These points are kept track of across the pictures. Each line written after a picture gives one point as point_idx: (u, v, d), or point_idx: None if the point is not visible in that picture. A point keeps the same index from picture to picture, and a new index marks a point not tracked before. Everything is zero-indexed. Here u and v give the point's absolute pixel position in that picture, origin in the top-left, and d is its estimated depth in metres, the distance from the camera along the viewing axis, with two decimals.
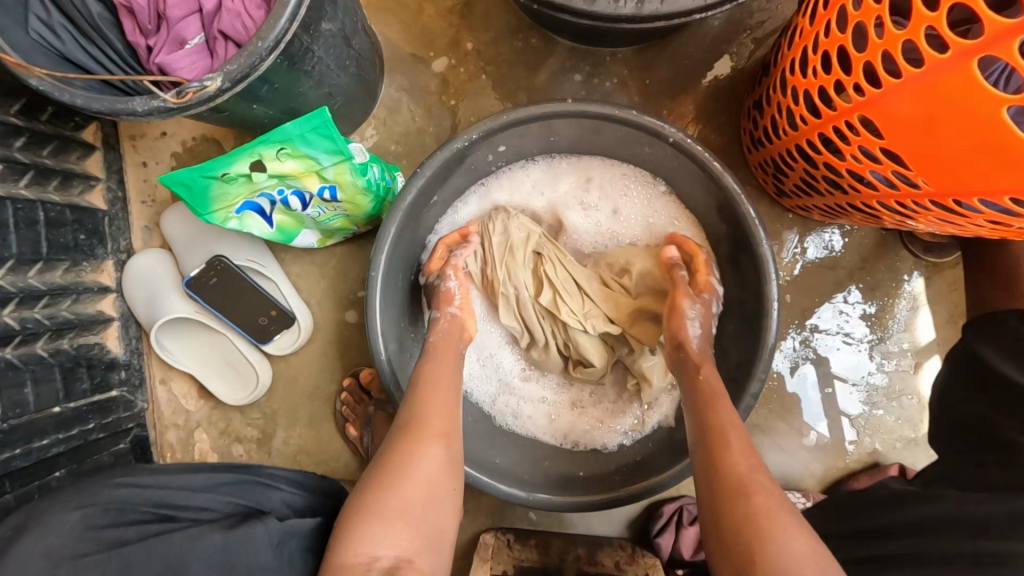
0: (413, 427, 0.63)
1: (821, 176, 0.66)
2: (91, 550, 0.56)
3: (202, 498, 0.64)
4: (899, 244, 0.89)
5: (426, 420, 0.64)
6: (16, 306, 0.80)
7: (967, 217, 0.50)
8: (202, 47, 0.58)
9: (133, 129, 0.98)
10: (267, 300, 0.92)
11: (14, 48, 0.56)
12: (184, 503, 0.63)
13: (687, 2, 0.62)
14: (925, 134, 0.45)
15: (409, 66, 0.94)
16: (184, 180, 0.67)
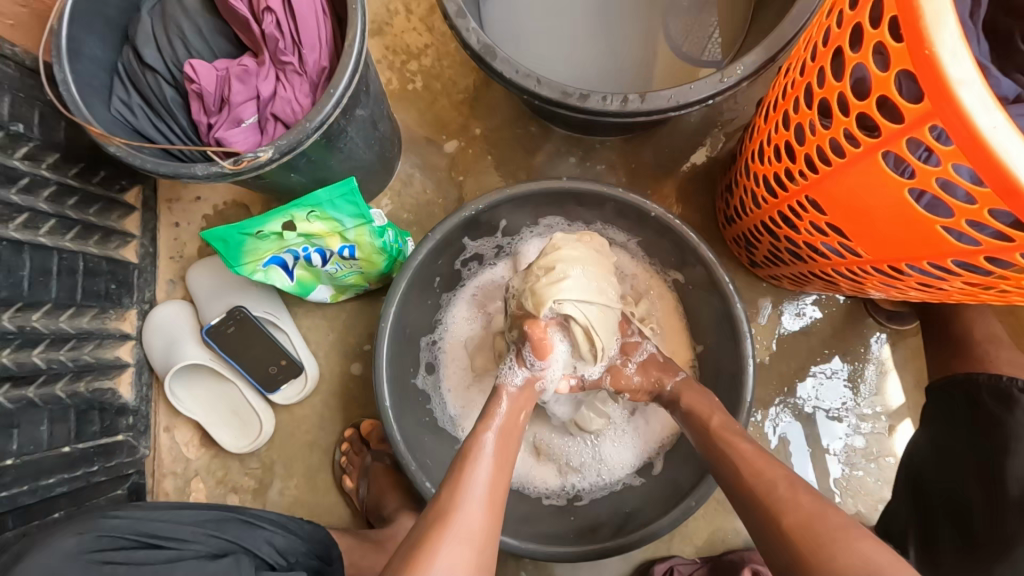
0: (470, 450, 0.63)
1: (784, 247, 0.76)
2: None
3: (185, 535, 0.65)
4: (865, 312, 0.98)
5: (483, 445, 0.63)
6: (45, 347, 0.86)
7: (900, 279, 0.58)
8: (255, 125, 0.68)
9: (170, 194, 1.08)
10: (280, 349, 0.98)
11: (95, 119, 0.66)
12: (172, 534, 0.64)
13: (661, 102, 0.75)
14: (849, 203, 0.54)
15: (423, 147, 1.07)
16: (222, 236, 0.75)
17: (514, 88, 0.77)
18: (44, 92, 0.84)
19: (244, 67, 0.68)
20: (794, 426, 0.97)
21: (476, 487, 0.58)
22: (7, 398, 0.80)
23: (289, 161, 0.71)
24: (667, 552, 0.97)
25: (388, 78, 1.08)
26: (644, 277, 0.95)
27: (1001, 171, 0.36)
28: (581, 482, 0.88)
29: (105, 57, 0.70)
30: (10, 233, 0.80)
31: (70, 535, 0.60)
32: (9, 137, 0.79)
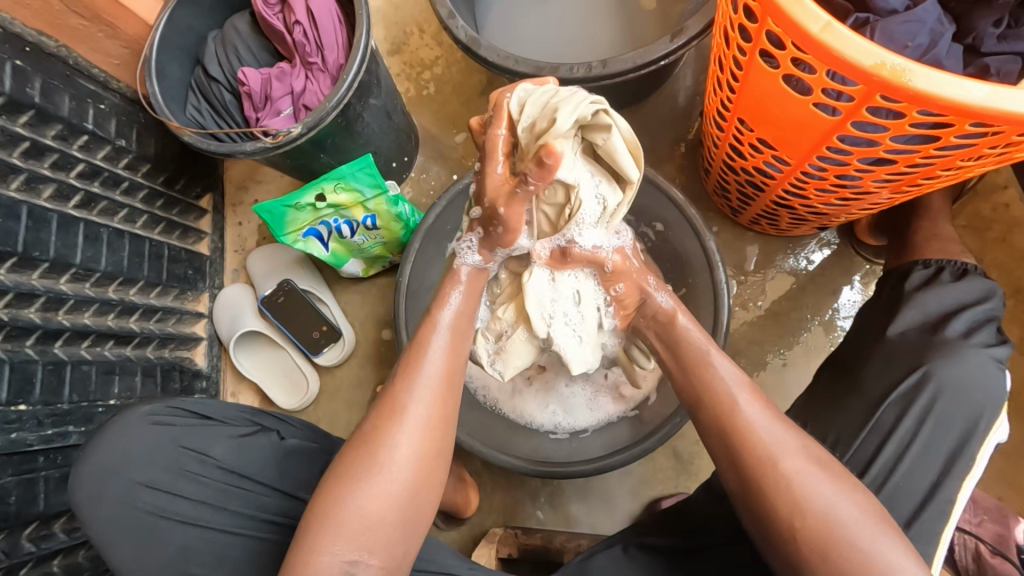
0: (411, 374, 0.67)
1: (744, 180, 0.85)
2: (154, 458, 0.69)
3: (229, 412, 0.75)
4: (853, 251, 1.03)
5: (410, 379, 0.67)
6: (139, 316, 1.07)
7: (831, 178, 0.65)
8: (291, 114, 0.87)
9: (235, 198, 1.30)
10: (321, 316, 1.14)
11: (176, 119, 0.87)
12: (219, 411, 0.74)
13: (621, 66, 0.87)
14: (771, 119, 0.61)
15: (438, 142, 1.24)
16: (269, 209, 0.94)
17: (498, 69, 0.92)
18: (140, 116, 1.08)
19: (282, 70, 0.88)
20: (790, 364, 1.02)
21: (415, 417, 0.65)
22: (111, 353, 1.00)
23: (317, 142, 0.89)
24: (674, 490, 1.02)
25: (407, 88, 1.27)
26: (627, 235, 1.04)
27: (853, 67, 0.42)
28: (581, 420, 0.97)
29: (183, 76, 0.92)
30: (114, 223, 1.02)
31: (139, 402, 0.71)
32: (115, 150, 1.03)
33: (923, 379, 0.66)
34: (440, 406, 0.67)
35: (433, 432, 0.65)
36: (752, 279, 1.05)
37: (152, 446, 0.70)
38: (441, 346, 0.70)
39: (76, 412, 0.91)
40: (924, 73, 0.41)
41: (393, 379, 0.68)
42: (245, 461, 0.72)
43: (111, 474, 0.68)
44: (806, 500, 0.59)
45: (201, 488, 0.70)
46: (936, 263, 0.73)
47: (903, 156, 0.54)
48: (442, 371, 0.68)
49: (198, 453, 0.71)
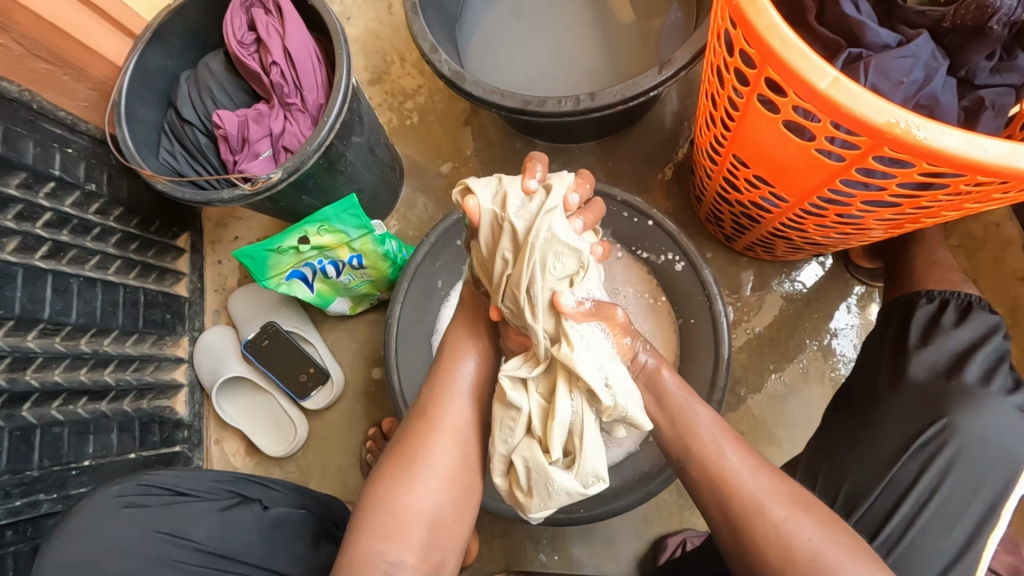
0: (431, 421, 0.71)
1: (739, 211, 0.83)
2: (123, 546, 0.65)
3: (206, 485, 0.73)
4: (847, 273, 1.02)
5: (439, 415, 0.71)
6: (115, 367, 1.01)
7: (831, 216, 0.64)
8: (270, 156, 0.84)
9: (214, 236, 1.25)
10: (308, 358, 1.10)
11: (148, 166, 0.83)
12: (195, 486, 0.72)
13: (610, 98, 0.85)
14: (770, 159, 0.60)
15: (423, 172, 1.21)
16: (250, 254, 0.89)
17: (484, 103, 0.90)
18: (110, 157, 1.03)
19: (259, 111, 0.84)
20: (790, 391, 1.01)
21: (438, 456, 0.68)
22: (85, 409, 0.95)
23: (298, 184, 0.86)
24: (679, 525, 1.00)
25: (389, 118, 1.24)
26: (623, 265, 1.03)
27: (863, 125, 0.40)
28: None
29: (154, 119, 0.88)
30: (85, 272, 0.97)
31: (109, 484, 0.68)
32: (84, 195, 0.98)
33: (945, 431, 0.64)
34: (466, 443, 0.71)
35: (457, 477, 0.69)
36: (748, 305, 1.04)
37: (122, 533, 0.65)
38: (466, 390, 0.73)
39: (47, 477, 0.85)
40: (937, 128, 0.39)
41: (410, 424, 0.72)
42: (228, 540, 0.69)
43: (78, 571, 0.63)
44: (794, 545, 0.57)
45: (178, 572, 0.66)
46: (940, 296, 0.72)
47: (908, 199, 0.52)
48: (461, 417, 0.71)
49: (176, 536, 0.67)
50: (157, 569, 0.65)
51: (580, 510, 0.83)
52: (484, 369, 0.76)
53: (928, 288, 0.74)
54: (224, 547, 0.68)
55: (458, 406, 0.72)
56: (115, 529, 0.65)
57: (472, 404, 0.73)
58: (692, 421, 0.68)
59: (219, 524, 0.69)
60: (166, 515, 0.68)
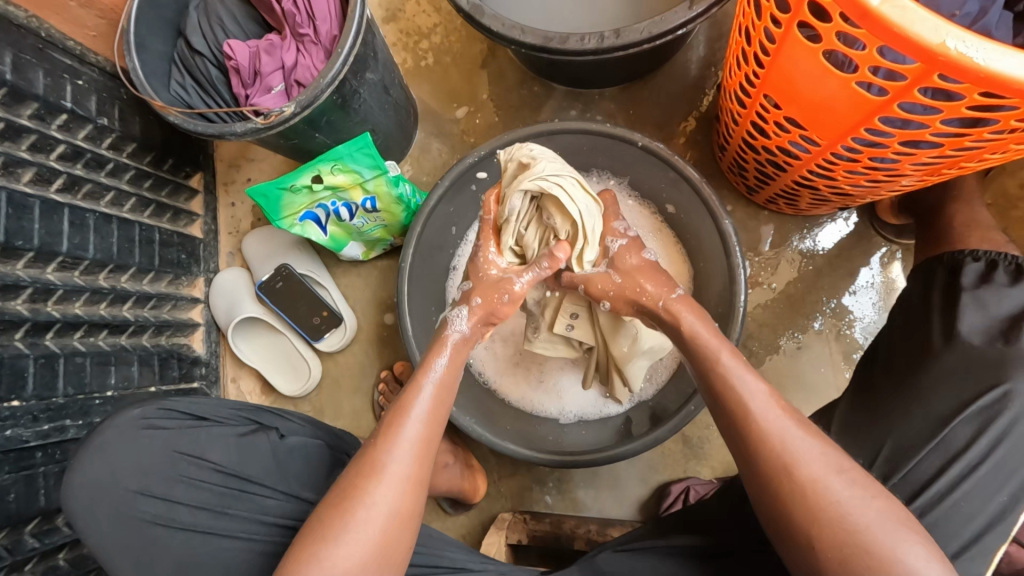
0: (381, 471, 0.60)
1: (764, 159, 0.80)
2: (149, 465, 0.69)
3: (223, 411, 0.74)
4: (873, 231, 0.99)
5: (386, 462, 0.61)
6: (132, 303, 1.03)
7: (863, 161, 0.61)
8: (282, 90, 0.81)
9: (227, 177, 1.25)
10: (321, 301, 1.11)
11: (159, 98, 0.81)
12: (213, 412, 0.73)
13: (636, 36, 0.81)
14: (804, 97, 0.57)
15: (438, 116, 1.18)
16: (263, 192, 0.89)
17: (503, 40, 0.86)
18: (121, 92, 1.01)
19: (270, 42, 0.82)
20: (803, 348, 1.00)
21: (374, 511, 0.59)
22: (106, 343, 0.97)
23: (311, 121, 0.84)
24: (683, 474, 1.02)
25: (404, 58, 1.20)
26: (641, 213, 1.03)
27: (918, 48, 0.38)
28: (589, 410, 0.97)
29: (164, 48, 0.85)
30: (100, 207, 0.97)
31: (129, 407, 0.70)
32: (97, 129, 0.97)
33: (999, 398, 0.62)
34: (412, 498, 0.61)
35: (394, 533, 0.60)
36: (766, 260, 1.02)
37: (145, 453, 0.70)
38: (416, 428, 0.63)
39: (72, 405, 0.88)
40: (998, 51, 0.36)
41: (354, 471, 0.61)
42: (244, 464, 0.71)
43: (106, 487, 0.68)
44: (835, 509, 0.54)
45: (199, 491, 0.70)
46: (986, 255, 0.68)
47: (950, 139, 0.50)
48: (409, 465, 0.61)
49: (195, 458, 0.70)
50: (180, 488, 0.69)
51: (584, 453, 0.85)
52: (439, 408, 0.65)
53: (972, 247, 0.70)
54: (243, 472, 0.71)
55: (403, 456, 0.61)
56: (141, 449, 0.69)
57: (422, 449, 0.63)
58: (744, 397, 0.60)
59: (235, 449, 0.71)
60: (186, 439, 0.71)
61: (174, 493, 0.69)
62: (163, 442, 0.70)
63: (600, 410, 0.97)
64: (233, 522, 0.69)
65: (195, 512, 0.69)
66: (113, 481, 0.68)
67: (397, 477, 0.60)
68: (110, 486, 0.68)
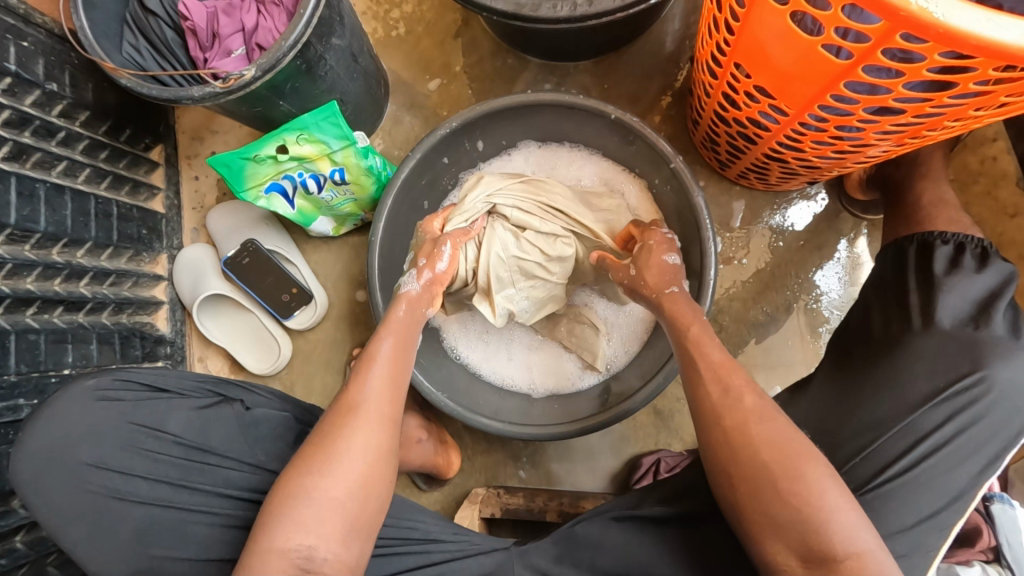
0: (358, 409, 0.62)
1: (736, 132, 0.80)
2: (107, 438, 0.67)
3: (186, 383, 0.72)
4: (841, 207, 1.01)
5: (362, 398, 0.63)
6: (90, 280, 0.99)
7: (830, 131, 0.62)
8: (243, 54, 0.78)
9: (189, 150, 1.20)
10: (290, 277, 1.08)
11: (111, 60, 0.77)
12: (174, 384, 0.71)
13: (609, 4, 0.80)
14: (772, 65, 0.57)
15: (410, 88, 1.15)
16: (225, 162, 0.86)
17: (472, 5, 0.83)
18: (72, 56, 0.96)
19: (230, 3, 0.79)
20: (771, 322, 1.02)
21: (357, 444, 0.60)
22: (62, 320, 0.93)
23: (274, 87, 0.80)
24: (654, 446, 1.03)
25: (374, 28, 1.17)
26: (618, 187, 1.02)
27: (881, 4, 0.37)
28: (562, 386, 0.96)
29: (115, 7, 0.80)
30: (52, 178, 0.93)
31: (83, 378, 0.68)
32: (46, 95, 0.92)
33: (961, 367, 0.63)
34: (389, 431, 0.62)
35: (378, 464, 0.60)
36: (737, 235, 1.03)
37: (100, 423, 0.68)
38: (386, 366, 0.66)
39: (26, 383, 0.85)
40: (959, 7, 0.36)
41: (332, 415, 0.62)
42: (206, 436, 0.69)
43: (60, 459, 0.66)
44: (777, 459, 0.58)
45: (159, 464, 0.68)
46: (954, 238, 0.70)
47: (913, 106, 0.50)
48: (385, 404, 0.63)
49: (154, 429, 0.69)
50: (139, 461, 0.68)
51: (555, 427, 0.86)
52: (406, 355, 0.69)
53: (940, 229, 0.72)
54: (205, 443, 0.69)
55: (379, 392, 0.64)
56: (98, 421, 0.68)
57: (393, 385, 0.65)
58: (705, 363, 0.66)
59: (197, 422, 0.70)
60: (146, 412, 0.69)
61: (133, 466, 0.67)
62: (120, 415, 0.68)
63: (572, 385, 0.96)
64: (193, 496, 0.67)
65: (154, 486, 0.67)
66: (68, 454, 0.66)
67: (374, 410, 0.62)
68: (66, 460, 0.66)
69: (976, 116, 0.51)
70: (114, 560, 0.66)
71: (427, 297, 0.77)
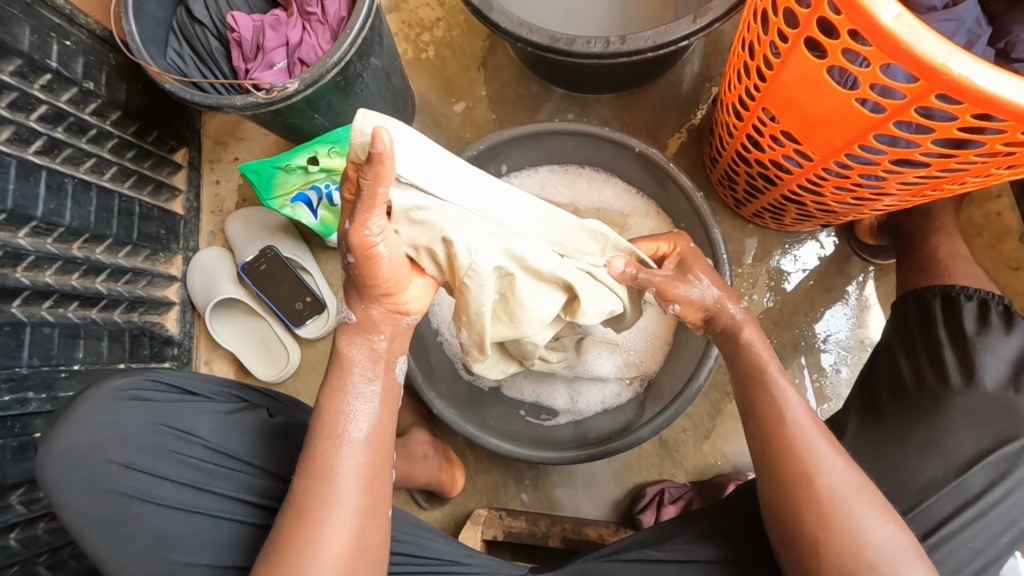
0: (318, 519, 0.60)
1: (756, 172, 0.83)
2: (136, 437, 0.68)
3: (213, 387, 0.74)
4: (850, 250, 1.04)
5: (322, 507, 0.60)
6: (106, 276, 0.99)
7: (852, 177, 0.64)
8: (284, 68, 0.81)
9: (213, 154, 1.22)
10: (305, 286, 1.08)
11: (155, 64, 0.79)
12: (202, 388, 0.73)
13: (640, 43, 0.83)
14: (803, 113, 0.60)
15: (435, 109, 1.18)
16: (256, 168, 0.90)
17: (507, 36, 0.86)
18: (109, 57, 0.98)
19: (276, 18, 0.82)
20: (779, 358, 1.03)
21: (327, 555, 0.59)
22: (75, 315, 0.93)
23: (311, 101, 0.82)
24: (658, 477, 1.03)
25: (404, 49, 1.20)
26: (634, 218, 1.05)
27: (926, 67, 0.40)
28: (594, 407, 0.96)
29: (163, 14, 0.83)
30: (79, 174, 0.93)
31: (113, 376, 0.69)
32: (81, 93, 0.93)
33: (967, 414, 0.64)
34: (364, 533, 0.61)
35: (357, 565, 0.60)
36: (749, 272, 1.05)
37: (129, 423, 0.68)
38: (354, 461, 0.62)
39: (35, 376, 0.84)
40: (998, 76, 0.39)
41: (293, 524, 0.60)
42: (233, 440, 0.70)
43: (84, 457, 0.65)
44: (838, 518, 0.57)
45: (187, 466, 0.68)
46: (977, 295, 0.70)
47: (939, 160, 0.53)
48: (354, 503, 0.61)
49: (182, 431, 0.69)
50: (166, 463, 0.68)
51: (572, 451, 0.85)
52: (387, 416, 0.66)
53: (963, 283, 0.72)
54: (231, 448, 0.70)
55: (345, 496, 0.61)
56: (127, 421, 0.68)
57: (364, 483, 0.62)
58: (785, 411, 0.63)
59: (228, 426, 0.71)
60: (175, 413, 0.70)
61: (158, 468, 0.67)
62: (150, 415, 0.69)
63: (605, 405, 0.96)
64: (218, 501, 0.68)
65: (178, 491, 0.68)
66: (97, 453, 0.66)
67: (344, 515, 0.60)
68: (92, 459, 0.66)
69: (997, 174, 0.54)
70: (128, 564, 0.65)
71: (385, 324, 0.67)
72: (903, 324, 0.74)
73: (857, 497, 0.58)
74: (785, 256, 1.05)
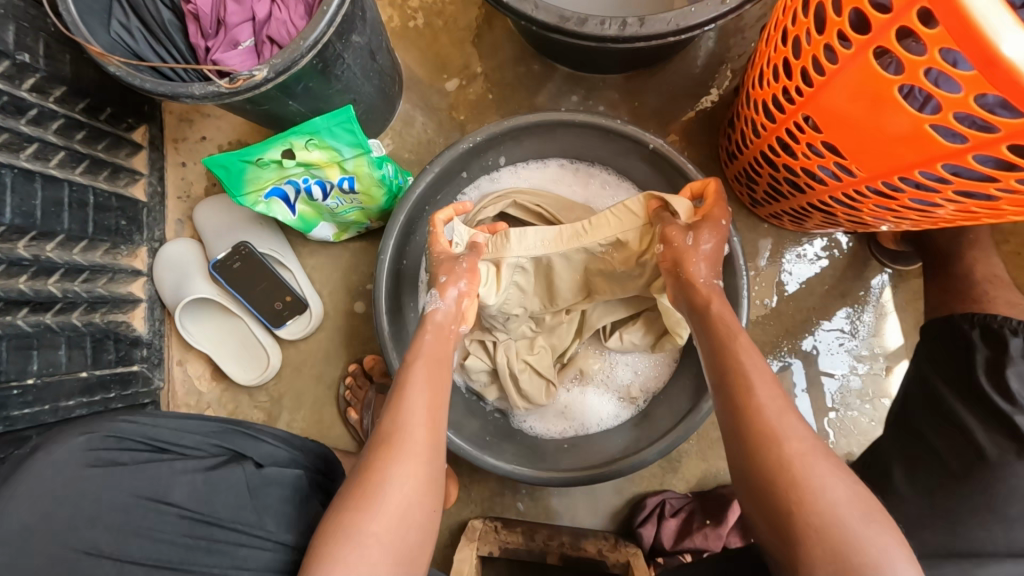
0: (393, 443, 0.57)
1: (783, 177, 0.75)
2: (98, 513, 0.58)
3: (189, 441, 0.67)
4: (869, 253, 0.98)
5: (397, 435, 0.58)
6: (60, 276, 0.89)
7: (899, 199, 0.57)
8: (252, 48, 0.70)
9: (177, 132, 1.10)
10: (284, 285, 1.00)
11: (97, 42, 0.67)
12: (176, 440, 0.66)
13: (660, 27, 0.73)
14: (856, 128, 0.52)
15: (424, 86, 1.06)
16: (223, 163, 0.77)
17: (510, 12, 0.76)
18: (47, 23, 0.85)
19: None
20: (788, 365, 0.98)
21: (396, 487, 0.55)
22: (27, 322, 0.83)
23: (284, 86, 0.72)
24: (659, 486, 1.00)
25: (389, 16, 1.07)
26: None
27: None
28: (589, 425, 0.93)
29: None
30: (20, 161, 0.82)
31: (71, 434, 0.60)
32: (16, 67, 0.80)
33: None
34: (431, 469, 0.58)
35: (427, 494, 0.56)
36: (762, 275, 0.99)
37: (85, 496, 0.57)
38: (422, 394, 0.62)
39: None
40: None
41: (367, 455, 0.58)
42: (214, 506, 0.62)
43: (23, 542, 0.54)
44: (847, 543, 0.46)
45: (160, 543, 0.59)
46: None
47: (1012, 196, 0.46)
48: (422, 435, 0.59)
49: (153, 501, 0.60)
50: (133, 543, 0.58)
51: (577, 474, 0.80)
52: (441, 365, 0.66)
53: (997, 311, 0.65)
54: (213, 515, 0.62)
55: (416, 424, 0.59)
56: (80, 489, 0.57)
57: (430, 419, 0.61)
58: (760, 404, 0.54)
59: (207, 488, 0.63)
60: (144, 479, 0.61)
61: (123, 550, 0.58)
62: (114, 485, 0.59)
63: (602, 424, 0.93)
64: None
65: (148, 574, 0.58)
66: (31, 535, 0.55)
67: (412, 444, 0.58)
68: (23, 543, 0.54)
69: None
70: None
71: (457, 314, 0.73)
72: (937, 357, 0.68)
73: (876, 531, 0.46)
74: (800, 258, 0.99)
